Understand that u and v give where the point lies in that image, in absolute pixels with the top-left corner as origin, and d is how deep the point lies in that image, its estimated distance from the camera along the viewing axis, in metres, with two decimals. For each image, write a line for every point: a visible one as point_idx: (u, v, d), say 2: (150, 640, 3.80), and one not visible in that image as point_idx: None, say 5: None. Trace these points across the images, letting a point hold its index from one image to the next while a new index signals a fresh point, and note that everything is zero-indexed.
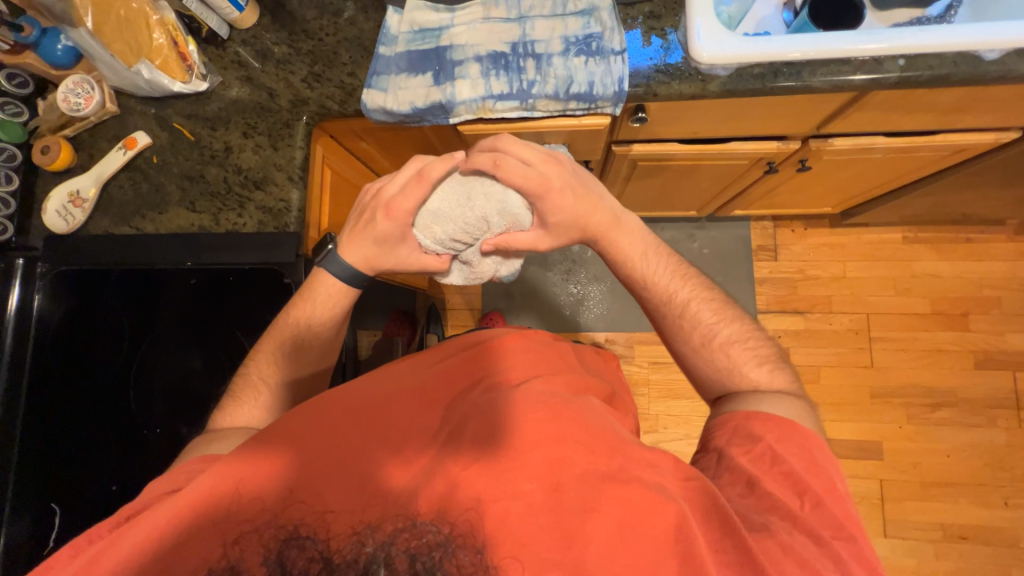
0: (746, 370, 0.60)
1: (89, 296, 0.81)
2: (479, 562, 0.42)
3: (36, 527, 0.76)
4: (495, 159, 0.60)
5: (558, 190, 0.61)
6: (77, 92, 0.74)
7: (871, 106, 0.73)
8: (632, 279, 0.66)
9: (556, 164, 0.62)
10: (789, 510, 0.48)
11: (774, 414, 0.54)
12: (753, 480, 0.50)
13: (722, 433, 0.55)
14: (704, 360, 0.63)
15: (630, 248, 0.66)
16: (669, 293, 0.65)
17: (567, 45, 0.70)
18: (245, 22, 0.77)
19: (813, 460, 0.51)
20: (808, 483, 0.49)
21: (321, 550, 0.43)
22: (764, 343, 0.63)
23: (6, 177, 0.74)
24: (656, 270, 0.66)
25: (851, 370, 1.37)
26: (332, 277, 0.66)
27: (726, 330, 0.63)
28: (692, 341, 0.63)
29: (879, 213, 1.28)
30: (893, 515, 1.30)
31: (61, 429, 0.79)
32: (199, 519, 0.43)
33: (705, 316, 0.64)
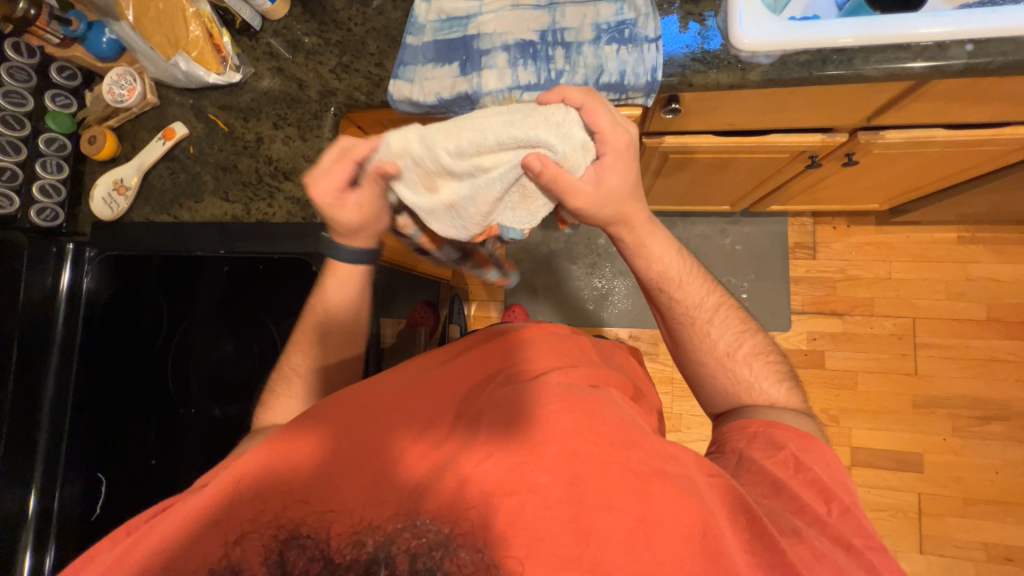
0: (766, 384, 0.59)
1: (129, 281, 0.85)
2: (479, 561, 0.40)
3: (85, 494, 0.82)
4: (583, 98, 0.52)
5: (622, 161, 0.55)
6: (120, 83, 0.76)
7: (931, 96, 0.67)
8: (666, 278, 0.62)
9: (624, 133, 0.54)
10: (815, 514, 0.47)
11: (796, 427, 0.54)
12: (777, 482, 0.50)
13: (742, 439, 0.55)
14: (726, 370, 0.61)
15: (661, 248, 0.62)
16: (700, 298, 0.63)
17: (598, 33, 0.67)
18: (277, 14, 0.77)
19: (833, 470, 0.51)
20: (835, 492, 0.49)
21: (323, 550, 0.41)
22: (782, 362, 0.63)
23: (57, 167, 0.78)
24: (690, 272, 0.63)
25: (892, 377, 1.30)
26: (342, 263, 0.66)
27: (749, 343, 0.62)
28: (716, 350, 0.61)
29: (933, 211, 1.19)
30: (932, 531, 1.23)
31: (108, 406, 0.85)
32: (210, 520, 0.43)
33: (731, 326, 0.62)
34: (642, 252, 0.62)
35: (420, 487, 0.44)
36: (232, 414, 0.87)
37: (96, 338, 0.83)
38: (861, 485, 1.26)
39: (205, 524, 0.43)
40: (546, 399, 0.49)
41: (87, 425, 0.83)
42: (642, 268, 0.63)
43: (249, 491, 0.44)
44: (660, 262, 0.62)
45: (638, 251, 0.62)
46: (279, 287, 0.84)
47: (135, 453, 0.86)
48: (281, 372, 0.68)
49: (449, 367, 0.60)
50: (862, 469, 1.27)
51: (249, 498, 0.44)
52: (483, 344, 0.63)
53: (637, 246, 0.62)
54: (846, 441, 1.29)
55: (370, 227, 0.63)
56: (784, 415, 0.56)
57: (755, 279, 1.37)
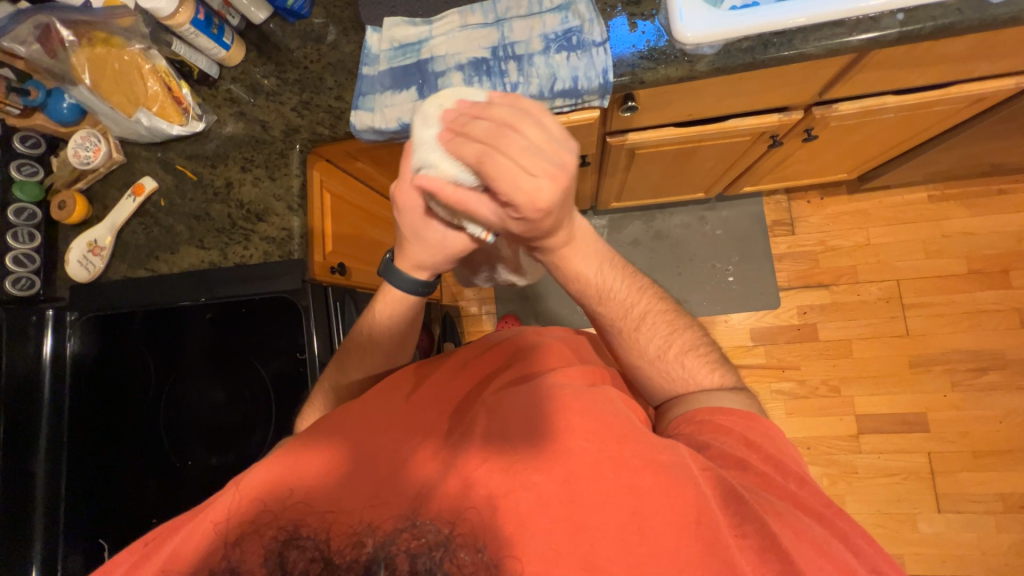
0: (699, 378, 0.59)
1: (111, 336, 0.85)
2: (479, 561, 0.40)
3: (88, 559, 0.80)
4: (482, 155, 0.43)
5: (541, 218, 0.46)
6: (85, 145, 0.77)
7: (874, 65, 0.69)
8: (587, 293, 0.59)
9: (538, 185, 0.44)
10: (783, 488, 0.47)
11: (733, 408, 0.55)
12: (741, 461, 0.49)
13: (690, 427, 0.54)
14: (661, 372, 0.59)
15: (581, 262, 0.57)
16: (627, 307, 0.60)
17: (547, 43, 0.69)
18: (233, 60, 0.78)
19: (782, 443, 0.52)
20: (789, 464, 0.49)
21: (323, 550, 0.40)
22: (712, 349, 0.63)
23: (29, 236, 0.78)
24: (612, 283, 0.59)
25: (886, 341, 1.31)
26: (397, 288, 0.62)
27: (679, 340, 0.61)
28: (649, 355, 0.60)
29: (899, 174, 1.22)
30: (947, 489, 1.23)
31: (102, 467, 0.83)
32: (199, 543, 0.42)
33: (657, 329, 0.60)
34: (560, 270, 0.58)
35: (423, 494, 0.43)
36: (229, 461, 0.84)
37: (86, 394, 0.83)
38: (872, 452, 1.26)
39: (207, 542, 0.42)
40: (543, 398, 0.50)
41: (85, 486, 0.81)
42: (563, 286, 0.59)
43: (245, 499, 0.43)
44: (579, 279, 0.58)
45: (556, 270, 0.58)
46: (264, 327, 0.83)
47: (134, 514, 0.83)
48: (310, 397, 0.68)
49: (438, 377, 0.59)
50: (871, 436, 1.27)
51: (248, 497, 0.43)
52: (475, 354, 0.63)
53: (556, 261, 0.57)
54: (850, 409, 1.29)
55: (421, 234, 0.58)
56: (724, 399, 0.56)
57: (739, 261, 1.39)
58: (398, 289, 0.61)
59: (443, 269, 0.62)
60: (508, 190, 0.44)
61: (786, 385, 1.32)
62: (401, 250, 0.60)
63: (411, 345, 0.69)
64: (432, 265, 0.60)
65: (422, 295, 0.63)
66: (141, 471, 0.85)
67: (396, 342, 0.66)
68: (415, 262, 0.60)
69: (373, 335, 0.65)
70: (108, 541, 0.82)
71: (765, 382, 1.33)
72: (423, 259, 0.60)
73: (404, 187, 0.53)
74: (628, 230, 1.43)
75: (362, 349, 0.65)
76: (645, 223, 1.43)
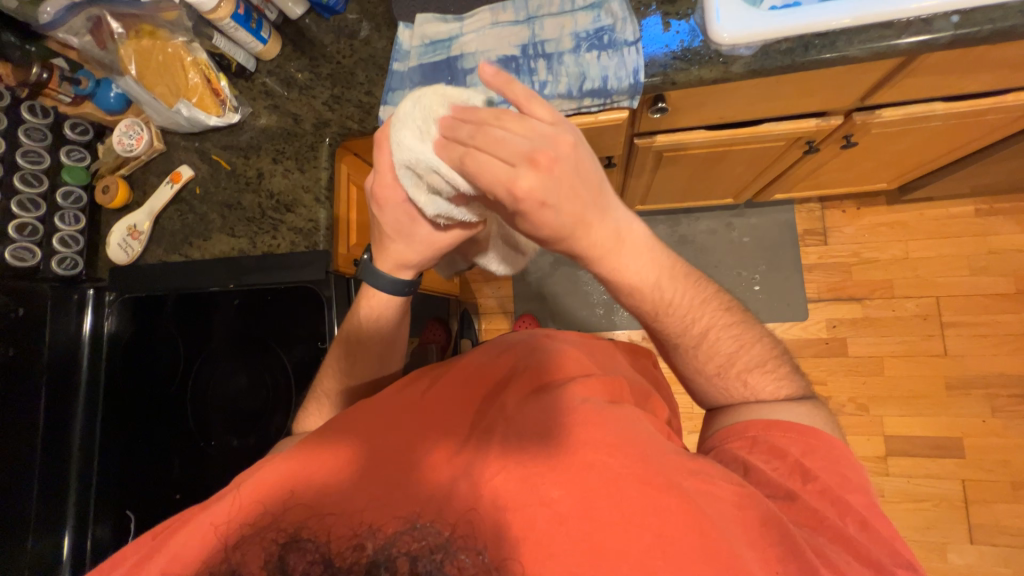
0: (765, 392, 0.55)
1: (145, 318, 0.88)
2: (479, 564, 0.40)
3: (116, 530, 0.84)
4: (466, 153, 0.45)
5: (536, 213, 0.45)
6: (129, 134, 0.81)
7: (923, 70, 0.66)
8: (643, 307, 0.53)
9: (525, 176, 0.43)
10: (835, 528, 0.45)
11: (800, 426, 0.51)
12: (788, 492, 0.48)
13: (744, 445, 0.52)
14: (718, 386, 0.57)
15: (637, 275, 0.50)
16: (686, 322, 0.54)
17: (578, 41, 0.68)
18: (269, 54, 0.80)
19: (845, 472, 0.48)
20: (845, 499, 0.47)
21: (323, 552, 0.40)
22: (780, 358, 0.58)
23: (74, 218, 0.81)
24: (673, 296, 0.53)
25: (921, 360, 1.25)
26: (380, 290, 0.63)
27: (745, 354, 0.56)
28: (707, 368, 0.56)
29: (945, 185, 1.16)
30: (982, 519, 1.16)
31: (133, 442, 0.87)
32: (207, 547, 0.42)
33: (721, 343, 0.56)
34: (615, 282, 0.51)
35: (439, 495, 0.44)
36: (250, 443, 0.87)
37: (118, 371, 0.86)
38: (900, 476, 1.21)
39: (210, 545, 0.42)
40: (560, 409, 0.49)
41: (115, 457, 0.85)
42: (620, 298, 0.53)
43: (247, 502, 0.44)
44: (635, 291, 0.51)
45: (608, 282, 0.52)
46: (288, 315, 0.85)
47: (158, 489, 0.87)
48: (315, 394, 0.69)
49: (455, 376, 0.58)
50: (900, 459, 1.22)
51: (250, 501, 0.44)
52: (491, 355, 0.63)
53: (604, 272, 0.51)
54: (879, 429, 1.24)
55: (407, 230, 0.59)
56: (785, 413, 0.53)
57: (767, 270, 1.35)
58: (380, 288, 0.63)
59: (426, 265, 0.63)
60: (496, 185, 0.44)
61: None
62: (383, 250, 0.61)
63: (400, 350, 0.70)
64: (415, 262, 0.62)
65: (407, 293, 0.65)
66: (168, 449, 0.89)
67: (386, 342, 0.67)
68: (397, 260, 0.61)
69: (374, 333, 0.66)
70: (135, 513, 0.86)
71: None
72: (408, 258, 0.61)
73: (384, 181, 0.55)
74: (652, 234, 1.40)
75: (374, 347, 0.66)
76: (669, 227, 1.40)
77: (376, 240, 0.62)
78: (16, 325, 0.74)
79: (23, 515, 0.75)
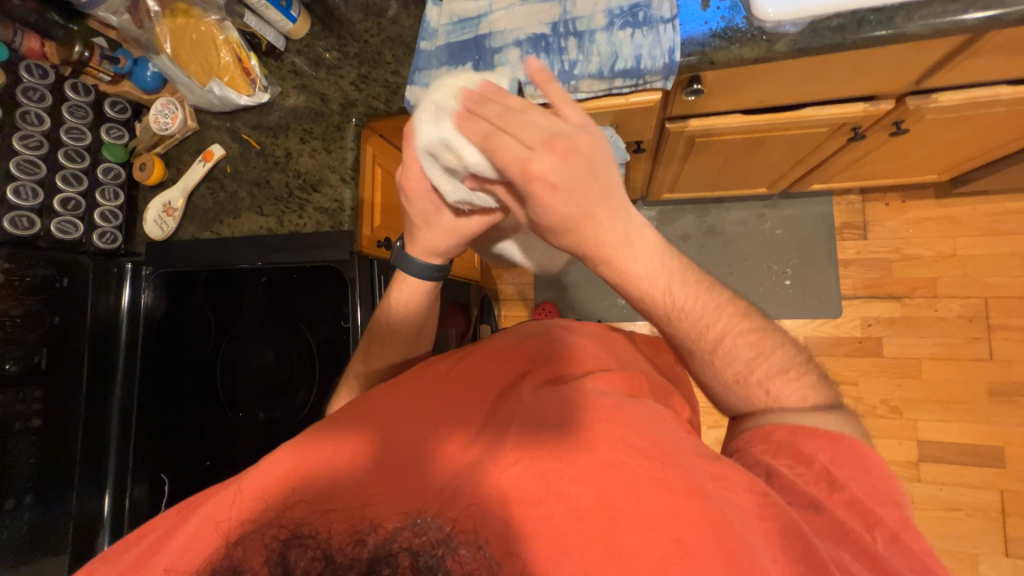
0: (787, 402, 0.52)
1: (179, 293, 0.92)
2: (481, 559, 0.38)
3: (152, 492, 0.89)
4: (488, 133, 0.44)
5: (552, 198, 0.44)
6: (165, 112, 0.83)
7: (990, 50, 0.61)
8: (654, 313, 0.51)
9: (540, 158, 0.43)
10: (863, 544, 0.42)
11: (827, 433, 0.49)
12: (815, 502, 0.45)
13: (766, 451, 0.50)
14: (737, 394, 0.54)
15: (649, 278, 0.48)
16: (700, 327, 0.52)
17: (611, 19, 0.65)
18: (298, 33, 0.81)
19: (876, 484, 0.46)
20: (878, 515, 0.44)
21: (323, 549, 0.38)
22: (806, 366, 0.55)
23: (114, 194, 0.84)
24: (685, 302, 0.51)
25: (963, 364, 1.18)
26: (409, 276, 0.65)
27: (765, 361, 0.53)
28: (725, 375, 0.54)
29: (1002, 178, 1.08)
30: (1019, 533, 1.11)
31: (167, 410, 0.92)
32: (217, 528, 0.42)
33: (738, 350, 0.53)
34: (626, 288, 0.49)
35: (452, 486, 0.43)
36: (276, 416, 0.90)
37: (154, 342, 0.91)
38: (932, 483, 1.16)
39: (218, 531, 0.42)
40: (581, 405, 0.49)
41: (151, 423, 0.90)
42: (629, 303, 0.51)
43: (253, 494, 0.44)
44: (647, 295, 0.49)
45: (619, 287, 0.50)
46: (312, 294, 0.87)
47: (194, 458, 0.93)
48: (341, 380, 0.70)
49: (475, 365, 0.59)
50: (933, 465, 1.16)
51: (252, 500, 0.43)
52: (508, 343, 0.63)
53: (612, 276, 0.49)
54: (911, 434, 1.19)
55: (433, 219, 0.59)
56: (810, 423, 0.50)
57: (799, 265, 1.29)
58: (411, 272, 0.64)
59: (455, 252, 0.63)
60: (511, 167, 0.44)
61: None
62: (413, 237, 0.62)
63: (429, 334, 0.71)
64: (444, 250, 0.62)
65: (438, 279, 0.66)
66: (200, 419, 0.94)
67: (413, 332, 0.68)
68: (428, 248, 0.62)
69: (393, 322, 0.66)
70: (169, 477, 0.91)
71: None
72: (436, 245, 0.62)
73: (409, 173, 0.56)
74: (679, 224, 1.36)
75: (395, 334, 0.67)
76: (697, 217, 1.35)
77: (407, 226, 0.63)
78: (60, 295, 0.79)
79: (66, 476, 0.79)
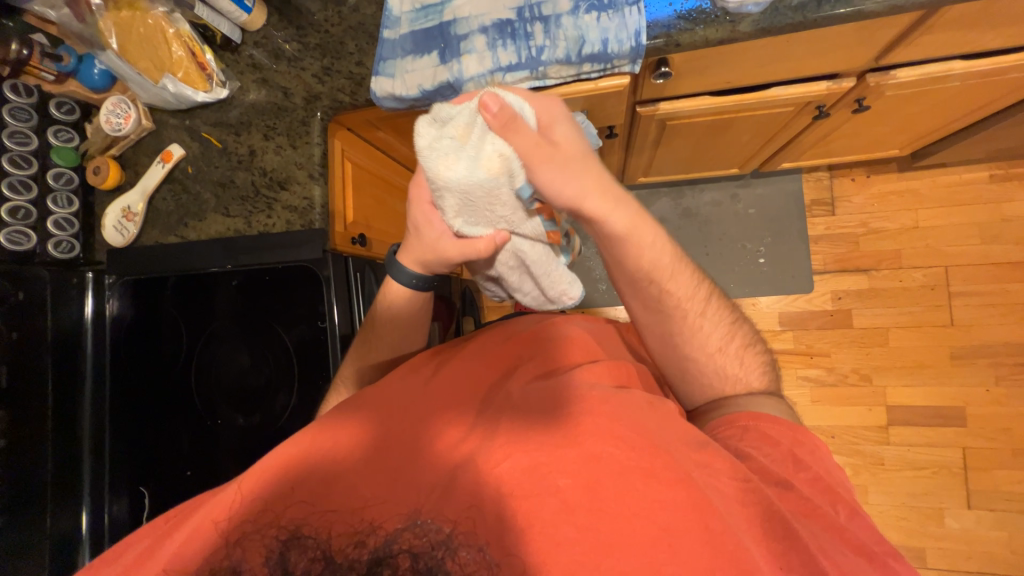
0: (754, 376, 0.59)
1: (149, 299, 0.90)
2: (482, 561, 0.39)
3: (133, 506, 0.87)
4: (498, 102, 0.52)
5: (564, 128, 0.51)
6: (116, 112, 0.78)
7: (943, 26, 0.62)
8: (655, 271, 0.57)
9: (545, 101, 0.51)
10: (829, 517, 0.45)
11: (791, 421, 0.53)
12: (783, 480, 0.47)
13: (734, 434, 0.52)
14: (715, 366, 0.59)
15: (651, 239, 0.56)
16: (690, 291, 0.59)
17: (577, 2, 0.64)
18: (255, 24, 0.77)
19: (828, 463, 0.50)
20: (835, 490, 0.47)
21: (324, 549, 0.39)
22: (764, 353, 0.62)
23: (67, 201, 0.80)
24: (678, 267, 0.58)
25: (927, 331, 1.24)
26: (400, 284, 0.64)
27: (735, 336, 0.61)
28: (706, 345, 0.59)
29: (958, 150, 1.12)
30: (980, 486, 1.18)
31: (144, 421, 0.90)
32: (203, 539, 0.41)
33: (717, 319, 0.60)
34: (630, 246, 0.55)
35: (443, 480, 0.43)
36: (255, 422, 0.87)
37: (123, 351, 0.87)
38: (901, 444, 1.22)
39: (207, 540, 0.41)
40: (569, 398, 0.49)
41: (126, 434, 0.87)
42: (631, 262, 0.56)
43: (240, 503, 0.43)
44: (650, 254, 0.56)
45: (626, 246, 0.55)
46: (287, 295, 0.84)
47: (173, 464, 0.91)
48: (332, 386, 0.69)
49: (463, 363, 0.59)
50: (901, 428, 1.22)
51: (250, 498, 0.43)
52: (499, 341, 0.63)
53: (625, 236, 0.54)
54: (881, 400, 1.24)
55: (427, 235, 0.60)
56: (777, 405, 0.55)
57: (772, 243, 1.32)
58: (398, 282, 0.64)
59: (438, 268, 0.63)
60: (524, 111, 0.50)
61: (814, 372, 1.27)
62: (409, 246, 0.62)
63: (416, 336, 0.71)
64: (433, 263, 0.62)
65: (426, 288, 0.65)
66: (180, 428, 0.91)
67: (397, 331, 0.68)
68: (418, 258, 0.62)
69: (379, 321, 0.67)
70: (149, 489, 0.89)
71: (792, 369, 1.28)
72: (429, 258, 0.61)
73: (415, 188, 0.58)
74: (655, 207, 1.38)
75: (377, 334, 0.67)
76: (673, 199, 1.37)
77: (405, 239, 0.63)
78: (18, 311, 0.74)
79: (38, 492, 0.76)
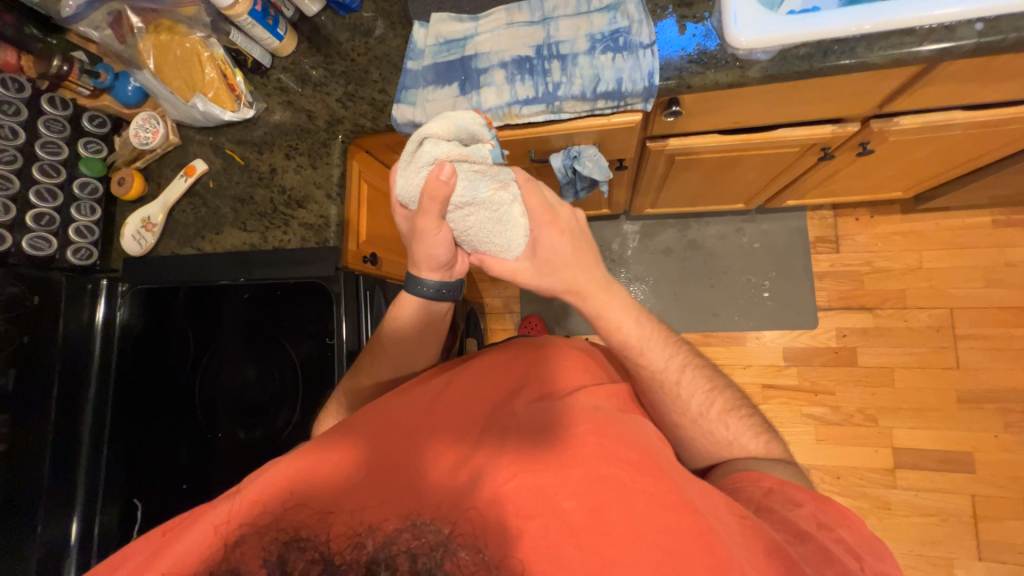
0: (745, 442, 0.58)
1: (159, 310, 0.89)
2: (480, 562, 0.38)
3: (123, 520, 0.85)
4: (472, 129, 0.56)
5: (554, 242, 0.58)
6: (145, 127, 0.81)
7: (944, 79, 0.65)
8: (627, 345, 0.59)
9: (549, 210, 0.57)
10: (848, 568, 0.43)
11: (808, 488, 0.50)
12: (803, 532, 0.46)
13: (756, 490, 0.51)
14: (703, 432, 0.59)
15: (621, 315, 0.59)
16: (666, 361, 0.59)
17: (593, 43, 0.67)
18: (285, 50, 0.81)
19: (860, 529, 0.46)
20: (860, 552, 0.44)
21: (323, 552, 0.37)
22: (754, 414, 0.61)
23: (90, 210, 0.82)
24: (652, 337, 0.59)
25: (932, 372, 1.23)
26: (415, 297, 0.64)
27: (722, 399, 0.60)
28: (691, 412, 0.59)
29: (962, 195, 1.14)
30: (990, 536, 1.14)
31: (143, 431, 0.88)
32: (195, 554, 0.40)
33: (699, 385, 0.60)
34: (600, 323, 0.59)
35: (445, 498, 0.43)
36: (257, 437, 0.87)
37: (130, 360, 0.87)
38: (908, 488, 1.19)
39: (207, 544, 0.40)
40: (573, 418, 0.49)
41: (122, 447, 0.86)
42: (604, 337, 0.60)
43: (238, 511, 0.42)
44: (617, 330, 0.59)
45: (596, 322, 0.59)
46: (295, 310, 0.85)
47: (167, 479, 0.88)
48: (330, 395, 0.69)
49: (471, 375, 0.58)
50: (908, 472, 1.20)
51: (251, 501, 0.42)
52: (507, 359, 0.62)
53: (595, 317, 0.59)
54: (887, 441, 1.22)
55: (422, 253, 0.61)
56: (772, 468, 0.54)
57: (777, 277, 1.33)
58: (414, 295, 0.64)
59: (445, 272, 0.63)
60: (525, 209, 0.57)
61: (818, 410, 1.26)
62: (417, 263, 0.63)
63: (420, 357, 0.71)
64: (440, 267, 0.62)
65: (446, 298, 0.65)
66: (175, 443, 0.89)
67: (404, 346, 0.67)
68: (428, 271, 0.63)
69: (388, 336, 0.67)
70: (141, 502, 0.86)
71: (796, 405, 1.27)
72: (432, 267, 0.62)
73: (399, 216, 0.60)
74: (660, 238, 1.39)
75: (383, 353, 0.67)
76: (679, 231, 1.39)
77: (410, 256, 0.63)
78: (28, 314, 0.76)
79: (29, 495, 0.76)
